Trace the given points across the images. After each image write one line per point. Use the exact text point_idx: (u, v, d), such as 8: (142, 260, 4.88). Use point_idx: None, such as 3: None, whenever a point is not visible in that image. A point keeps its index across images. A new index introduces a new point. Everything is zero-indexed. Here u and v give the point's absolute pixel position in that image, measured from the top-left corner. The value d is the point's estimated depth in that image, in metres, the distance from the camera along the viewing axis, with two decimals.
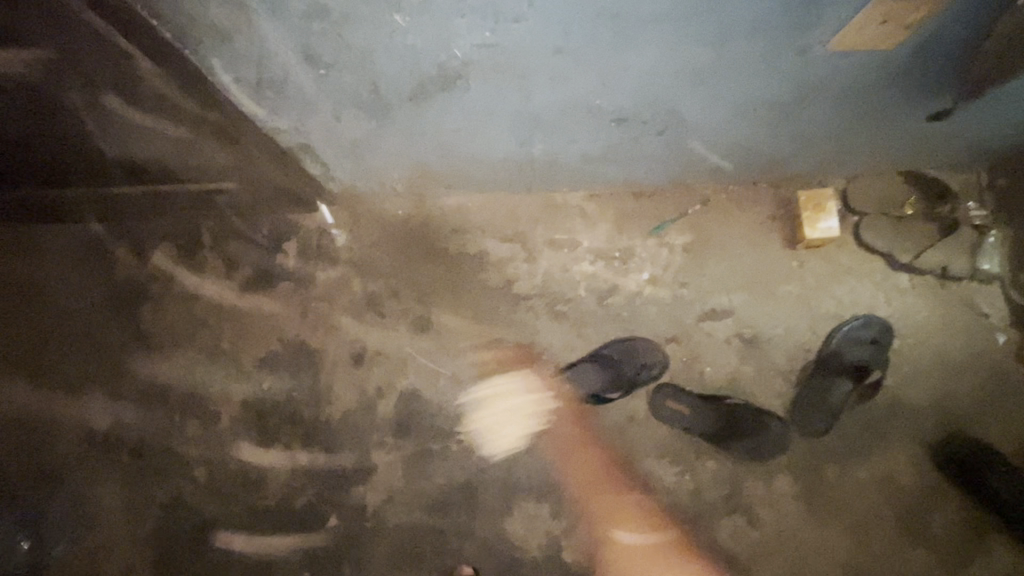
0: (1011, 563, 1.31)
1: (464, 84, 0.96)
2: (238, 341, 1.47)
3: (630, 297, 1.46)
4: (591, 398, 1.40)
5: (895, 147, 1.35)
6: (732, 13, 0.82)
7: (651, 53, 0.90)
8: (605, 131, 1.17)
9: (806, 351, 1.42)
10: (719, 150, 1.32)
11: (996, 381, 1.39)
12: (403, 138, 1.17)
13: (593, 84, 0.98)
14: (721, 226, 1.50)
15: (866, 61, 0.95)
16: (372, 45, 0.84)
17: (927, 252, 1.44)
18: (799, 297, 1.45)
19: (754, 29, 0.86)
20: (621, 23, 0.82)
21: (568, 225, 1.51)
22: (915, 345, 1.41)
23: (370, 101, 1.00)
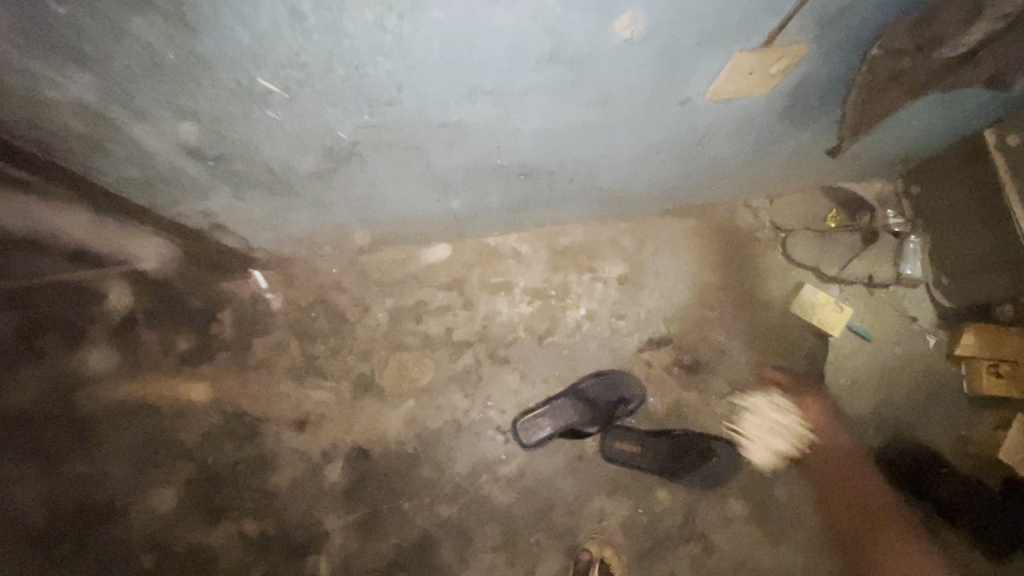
0: (962, 561, 1.33)
1: (360, 159, 0.97)
2: (178, 418, 1.45)
3: (570, 334, 1.47)
4: (571, 432, 1.40)
5: (806, 166, 1.39)
6: (604, 78, 0.83)
7: (537, 116, 0.91)
8: (517, 182, 1.19)
9: (746, 372, 1.44)
10: (637, 185, 1.35)
11: (926, 383, 1.43)
12: (317, 207, 1.17)
13: (490, 147, 1.00)
14: (654, 255, 1.52)
15: (750, 103, 0.97)
16: (252, 137, 0.85)
17: (853, 263, 1.48)
18: (735, 318, 1.47)
19: (632, 90, 0.87)
20: (498, 95, 0.82)
21: (503, 267, 1.51)
22: (851, 356, 1.44)
23: (272, 182, 1.01)
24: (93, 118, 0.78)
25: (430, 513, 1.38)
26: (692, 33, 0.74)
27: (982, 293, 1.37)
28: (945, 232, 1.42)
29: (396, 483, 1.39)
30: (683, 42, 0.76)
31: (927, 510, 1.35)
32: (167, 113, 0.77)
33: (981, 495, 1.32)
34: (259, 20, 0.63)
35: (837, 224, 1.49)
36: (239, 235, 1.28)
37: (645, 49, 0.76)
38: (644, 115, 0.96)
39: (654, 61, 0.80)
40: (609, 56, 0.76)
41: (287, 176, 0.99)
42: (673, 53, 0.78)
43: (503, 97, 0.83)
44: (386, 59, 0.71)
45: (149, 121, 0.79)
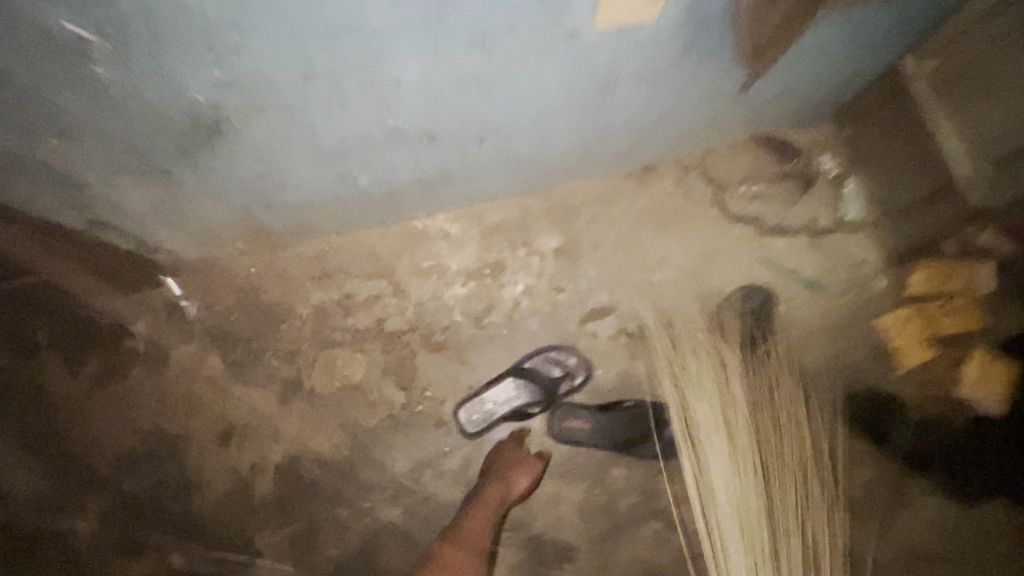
0: (932, 509, 1.27)
1: (233, 131, 0.91)
2: (90, 444, 1.33)
3: (508, 313, 1.39)
4: (513, 415, 1.31)
5: (729, 116, 1.36)
6: (468, 11, 0.77)
7: (411, 66, 0.84)
8: (425, 152, 1.12)
9: (694, 335, 1.37)
10: (562, 150, 1.29)
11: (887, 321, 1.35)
12: (211, 195, 1.11)
13: (375, 109, 0.93)
14: (589, 224, 1.44)
15: (641, 33, 0.92)
16: (90, 99, 0.80)
17: (794, 211, 1.43)
18: (678, 281, 1.41)
19: (505, 22, 0.81)
20: (355, 37, 0.76)
21: (432, 251, 1.43)
22: (800, 308, 1.39)
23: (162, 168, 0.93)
24: None
25: (371, 518, 1.28)
26: None
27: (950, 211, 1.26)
28: (881, 171, 1.38)
29: (333, 489, 1.29)
30: None
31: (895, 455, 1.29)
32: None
33: (949, 441, 1.26)
34: None
35: (771, 174, 1.44)
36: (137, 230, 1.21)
37: None
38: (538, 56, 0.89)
39: None
40: None
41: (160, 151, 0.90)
42: None
43: (365, 38, 0.76)
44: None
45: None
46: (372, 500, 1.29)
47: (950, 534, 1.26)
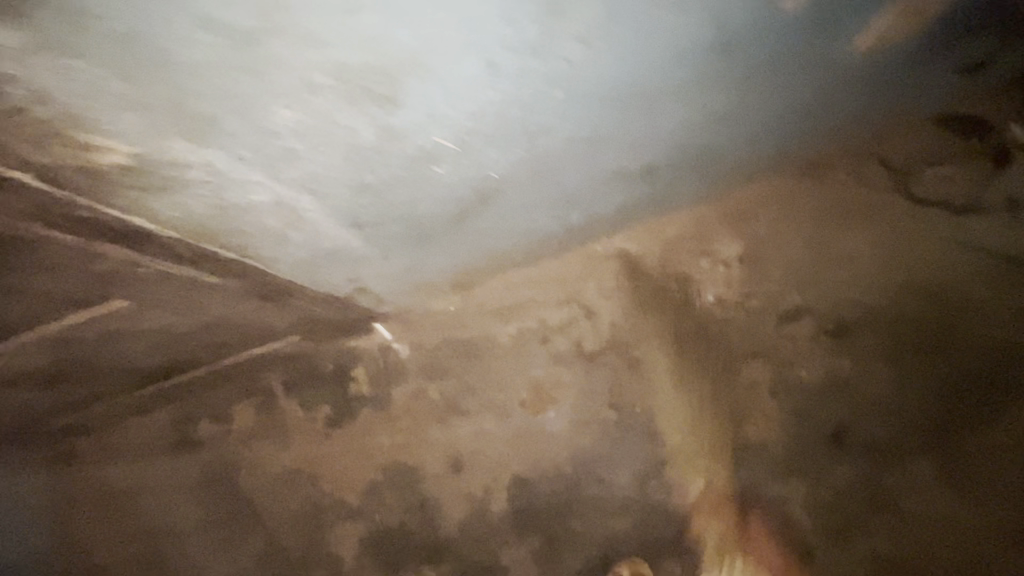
0: None
1: (489, 204, 1.05)
2: (334, 467, 1.43)
3: (701, 323, 1.44)
4: (809, 430, 1.33)
5: (882, 123, 1.43)
6: (778, 121, 1.12)
7: (740, 129, 1.08)
8: (648, 185, 1.19)
9: (897, 323, 1.37)
10: (734, 184, 1.46)
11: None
12: (437, 239, 1.13)
13: (669, 153, 1.09)
14: (769, 225, 1.47)
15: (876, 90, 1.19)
16: (404, 196, 0.94)
17: (988, 189, 1.41)
18: (866, 273, 1.41)
19: (794, 122, 1.15)
20: (721, 128, 1.06)
21: (616, 271, 1.51)
22: (1011, 285, 1.35)
23: (524, 218, 1.16)
24: (221, 189, 0.81)
25: (612, 520, 1.35)
26: (844, 89, 1.10)
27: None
28: None
29: (585, 514, 1.36)
30: (839, 93, 1.11)
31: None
32: (338, 196, 0.89)
33: None
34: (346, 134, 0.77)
35: (959, 156, 1.43)
36: (374, 295, 1.36)
37: (824, 86, 1.05)
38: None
39: (812, 104, 1.11)
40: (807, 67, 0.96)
41: (536, 209, 1.14)
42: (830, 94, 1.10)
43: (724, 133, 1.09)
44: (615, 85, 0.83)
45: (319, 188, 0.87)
46: (611, 505, 1.36)
47: None
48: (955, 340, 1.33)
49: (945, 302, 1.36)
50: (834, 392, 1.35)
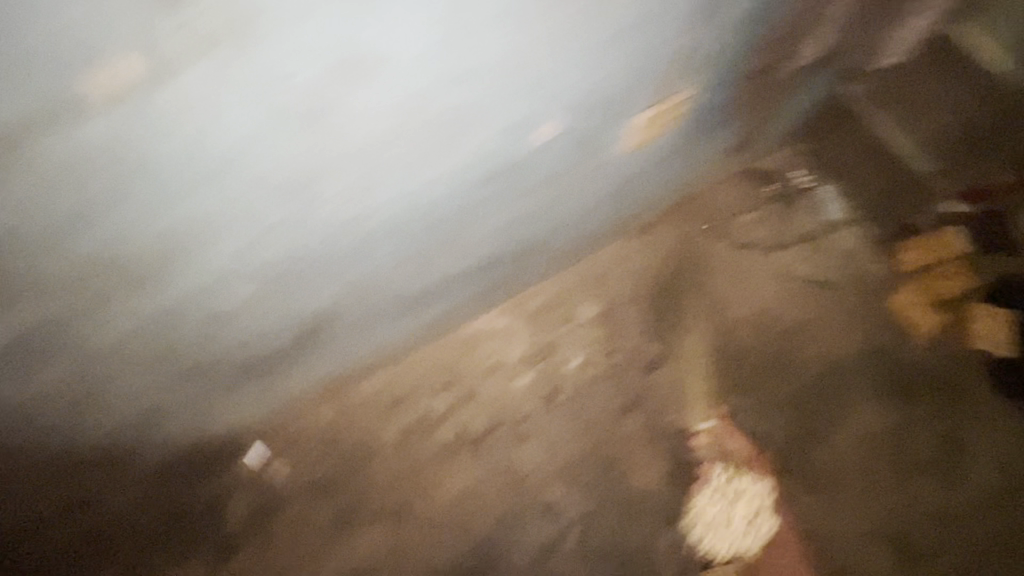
0: (991, 454, 1.43)
1: (324, 325, 1.12)
2: None
3: (575, 387, 1.51)
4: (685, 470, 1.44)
5: (698, 177, 1.57)
6: (577, 206, 1.29)
7: (542, 219, 1.24)
8: (478, 274, 1.31)
9: (741, 356, 1.52)
10: (582, 248, 1.54)
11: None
12: (282, 361, 1.17)
13: (485, 248, 1.22)
14: (619, 282, 1.59)
15: (659, 165, 1.39)
16: (224, 342, 0.96)
17: (789, 226, 1.61)
18: (708, 314, 1.55)
19: (589, 209, 1.36)
20: (523, 224, 1.21)
21: (489, 349, 1.54)
22: (821, 308, 1.55)
23: (363, 311, 1.18)
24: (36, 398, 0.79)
25: None
26: (625, 175, 1.30)
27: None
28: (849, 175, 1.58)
29: None
30: (621, 177, 1.30)
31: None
32: (153, 364, 0.90)
33: (962, 389, 1.48)
34: (144, 317, 0.78)
35: (762, 200, 1.63)
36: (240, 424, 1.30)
37: (602, 178, 1.24)
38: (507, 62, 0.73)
39: (602, 188, 1.29)
40: (579, 171, 1.13)
41: (377, 300, 1.17)
42: (615, 181, 1.29)
43: (532, 227, 1.25)
44: (406, 219, 0.93)
45: (120, 362, 0.83)
46: None
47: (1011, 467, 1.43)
48: (788, 363, 1.51)
49: (775, 331, 1.54)
50: (701, 430, 1.47)
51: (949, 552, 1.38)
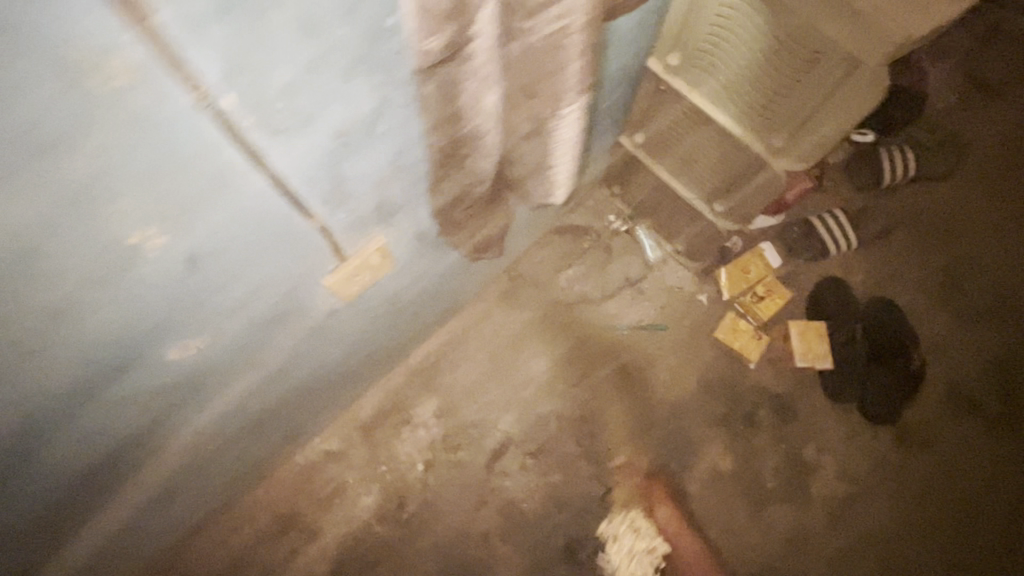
0: (833, 464, 1.47)
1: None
2: None
3: (423, 495, 1.43)
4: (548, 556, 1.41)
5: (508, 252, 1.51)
6: (346, 338, 1.06)
7: (299, 369, 1.00)
8: (256, 438, 1.11)
9: (585, 424, 1.48)
10: (400, 352, 1.44)
11: (967, 394, 1.53)
12: None
13: (239, 427, 1.00)
14: (451, 372, 1.49)
15: (446, 262, 1.13)
16: None
17: (611, 276, 1.59)
18: (546, 387, 1.50)
19: (367, 328, 1.10)
20: (269, 390, 0.96)
21: (326, 475, 1.43)
22: (655, 354, 1.54)
23: (145, 518, 1.02)
24: None
25: None
26: (398, 284, 1.04)
27: (984, 348, 1.57)
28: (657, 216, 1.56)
29: None
30: (393, 289, 1.05)
31: (1011, 496, 1.47)
32: None
33: (798, 407, 1.50)
34: None
35: (581, 254, 1.59)
36: None
37: (360, 306, 0.97)
38: (112, 316, 0.57)
39: (371, 311, 1.05)
40: (298, 319, 0.85)
41: (183, 499, 1.10)
42: (385, 297, 1.04)
43: (292, 380, 1.01)
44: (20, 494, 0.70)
45: None
46: None
47: (853, 473, 1.46)
48: (633, 420, 1.49)
49: (614, 389, 1.51)
50: (559, 510, 1.43)
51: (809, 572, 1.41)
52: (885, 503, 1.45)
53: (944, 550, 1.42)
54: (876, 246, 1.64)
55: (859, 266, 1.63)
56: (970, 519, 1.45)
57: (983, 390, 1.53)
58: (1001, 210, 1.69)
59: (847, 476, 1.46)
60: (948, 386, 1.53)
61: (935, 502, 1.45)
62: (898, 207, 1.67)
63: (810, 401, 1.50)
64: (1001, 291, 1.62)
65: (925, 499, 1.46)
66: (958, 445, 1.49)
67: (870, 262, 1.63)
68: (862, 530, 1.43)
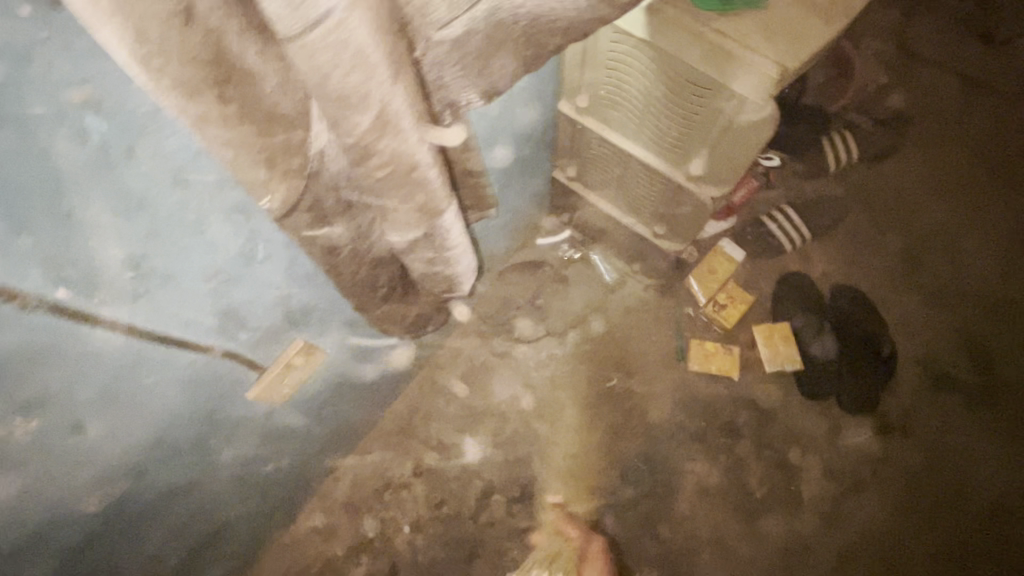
0: (819, 462, 1.45)
1: None
2: None
3: (412, 559, 1.40)
4: None
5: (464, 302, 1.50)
6: (289, 431, 1.06)
7: (242, 475, 1.00)
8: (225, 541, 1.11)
9: (565, 460, 1.47)
10: (369, 418, 1.44)
11: (942, 373, 1.52)
12: None
13: (199, 543, 1.00)
14: (425, 427, 1.49)
15: (380, 342, 1.13)
16: None
17: (571, 305, 1.58)
18: (522, 428, 1.49)
19: (310, 414, 1.10)
20: (214, 504, 0.97)
21: (312, 554, 1.40)
22: (625, 377, 1.53)
23: None
24: None
25: None
26: (330, 374, 1.04)
27: (954, 322, 1.56)
28: (606, 240, 1.56)
29: None
30: (327, 379, 1.04)
31: (1002, 471, 1.44)
32: None
33: (775, 409, 1.49)
34: None
35: (538, 288, 1.59)
36: None
37: (290, 403, 0.98)
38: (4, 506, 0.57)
39: (309, 402, 1.05)
40: (220, 440, 0.85)
41: None
42: (320, 386, 1.04)
43: (241, 484, 1.02)
44: None
45: None
46: None
47: (840, 471, 1.44)
48: (614, 448, 1.47)
49: (590, 419, 1.50)
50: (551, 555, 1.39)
51: None
52: (879, 493, 1.43)
53: (947, 532, 1.39)
54: (829, 234, 1.64)
55: (817, 257, 1.62)
56: (969, 498, 1.42)
57: (958, 363, 1.52)
58: (953, 181, 1.69)
59: (835, 473, 1.44)
60: (921, 364, 1.52)
61: (931, 485, 1.43)
62: (848, 193, 1.68)
63: (787, 400, 1.49)
64: (961, 260, 1.61)
65: (919, 483, 1.43)
66: (945, 422, 1.48)
67: (826, 251, 1.62)
68: (858, 526, 1.40)
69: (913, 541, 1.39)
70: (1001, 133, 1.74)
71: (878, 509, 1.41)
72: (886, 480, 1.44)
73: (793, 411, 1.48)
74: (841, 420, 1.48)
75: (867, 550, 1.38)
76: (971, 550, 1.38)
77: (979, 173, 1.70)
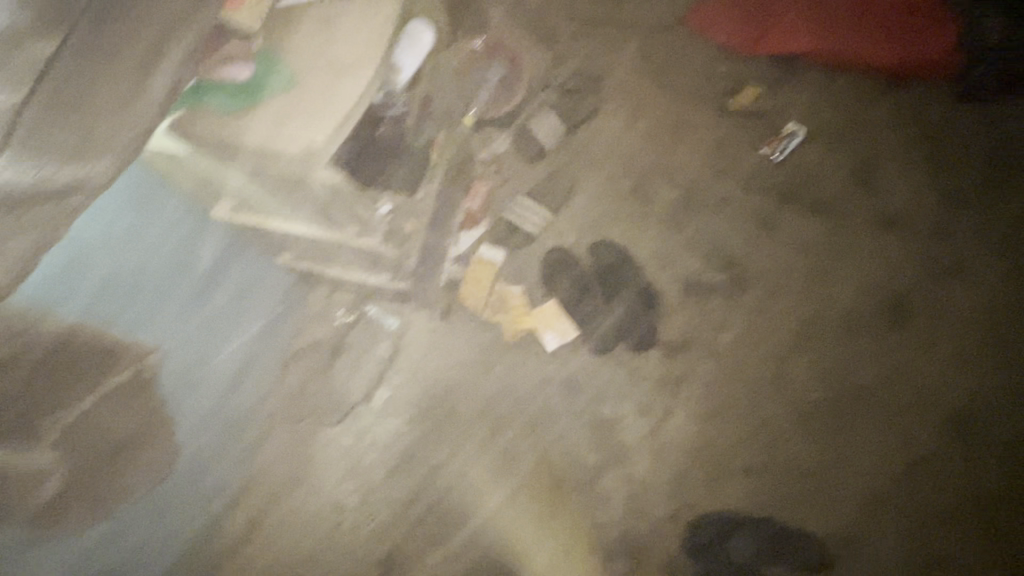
0: (630, 407, 1.56)
1: None
2: None
3: None
4: None
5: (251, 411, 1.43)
6: None
7: None
8: None
9: (411, 515, 1.46)
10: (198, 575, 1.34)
11: (700, 282, 1.69)
12: None
13: None
14: (262, 552, 1.42)
15: None
16: None
17: (364, 367, 1.57)
18: (359, 506, 1.47)
19: None
20: None
21: None
22: (440, 411, 1.55)
23: None
24: None
25: None
26: None
27: (696, 235, 1.74)
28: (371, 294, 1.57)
29: None
30: None
31: (771, 342, 1.63)
32: None
33: (579, 378, 1.58)
34: None
35: (325, 366, 1.54)
36: None
37: None
38: None
39: None
40: None
41: None
42: None
43: None
44: None
45: None
46: None
47: (651, 405, 1.57)
48: (456, 484, 1.49)
49: (421, 465, 1.50)
50: None
51: (660, 510, 1.48)
52: (687, 410, 1.57)
53: (749, 415, 1.57)
54: (569, 203, 1.77)
55: (567, 228, 1.74)
56: (759, 379, 1.60)
57: (710, 269, 1.71)
58: (654, 117, 1.89)
59: (646, 410, 1.56)
60: (683, 283, 1.69)
61: (727, 383, 1.59)
62: (573, 161, 1.82)
63: (585, 365, 1.59)
64: (684, 181, 1.81)
65: (716, 386, 1.59)
66: (718, 324, 1.65)
67: (574, 219, 1.75)
68: (679, 446, 1.54)
69: (727, 435, 1.55)
70: (677, 62, 1.97)
71: (692, 423, 1.56)
72: (689, 396, 1.58)
73: (593, 372, 1.59)
74: (636, 362, 1.60)
75: (694, 464, 1.52)
76: (772, 421, 1.56)
77: (671, 103, 1.91)
